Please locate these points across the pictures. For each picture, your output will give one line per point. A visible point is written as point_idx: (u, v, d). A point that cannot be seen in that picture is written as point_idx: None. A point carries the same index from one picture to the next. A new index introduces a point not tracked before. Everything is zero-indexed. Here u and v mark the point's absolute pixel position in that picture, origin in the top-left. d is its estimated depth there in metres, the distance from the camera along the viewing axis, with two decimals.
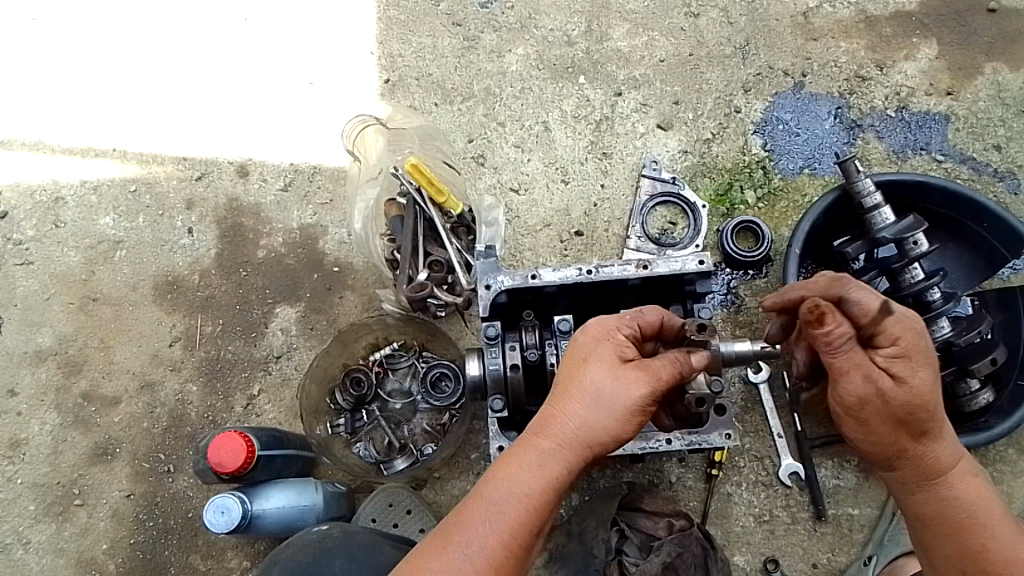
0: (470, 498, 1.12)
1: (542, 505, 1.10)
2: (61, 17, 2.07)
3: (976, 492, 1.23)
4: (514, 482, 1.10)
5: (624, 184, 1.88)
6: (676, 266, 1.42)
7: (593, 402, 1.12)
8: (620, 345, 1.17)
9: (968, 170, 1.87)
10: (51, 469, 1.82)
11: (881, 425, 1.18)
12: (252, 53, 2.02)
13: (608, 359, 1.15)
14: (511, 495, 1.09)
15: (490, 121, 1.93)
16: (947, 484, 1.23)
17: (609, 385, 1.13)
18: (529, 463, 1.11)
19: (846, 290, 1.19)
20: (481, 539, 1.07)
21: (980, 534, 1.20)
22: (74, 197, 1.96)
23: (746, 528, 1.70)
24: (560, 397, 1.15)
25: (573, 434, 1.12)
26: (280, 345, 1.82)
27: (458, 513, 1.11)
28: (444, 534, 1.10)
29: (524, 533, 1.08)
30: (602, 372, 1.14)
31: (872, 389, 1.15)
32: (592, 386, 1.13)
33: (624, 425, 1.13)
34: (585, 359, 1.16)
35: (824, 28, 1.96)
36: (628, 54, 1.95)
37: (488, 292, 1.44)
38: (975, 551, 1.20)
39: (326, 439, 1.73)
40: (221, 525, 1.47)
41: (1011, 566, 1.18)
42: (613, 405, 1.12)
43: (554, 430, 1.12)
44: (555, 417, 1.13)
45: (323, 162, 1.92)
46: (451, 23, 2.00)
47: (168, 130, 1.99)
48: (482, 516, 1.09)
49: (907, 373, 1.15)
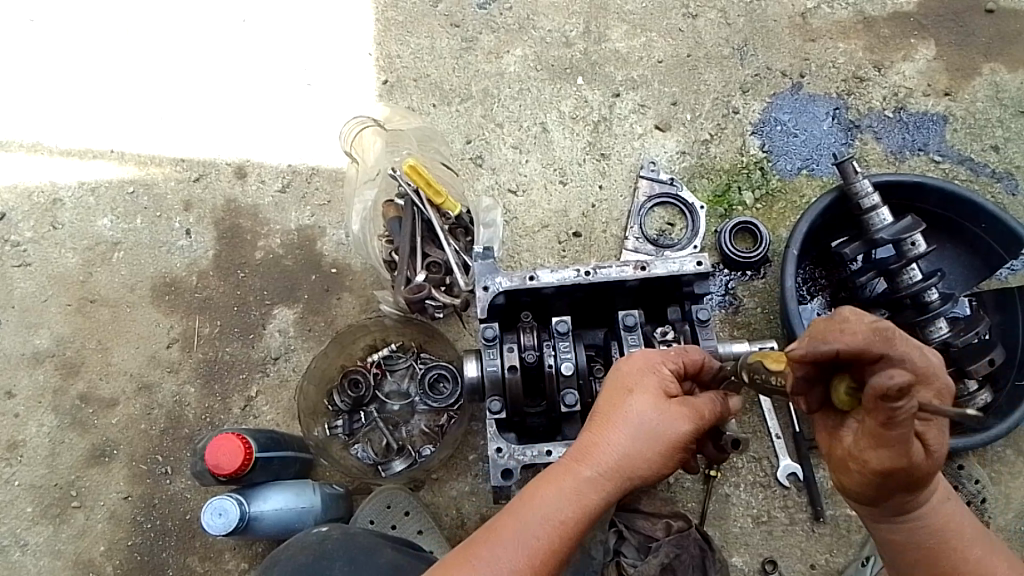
0: (501, 517, 1.11)
1: (574, 532, 1.09)
2: (58, 18, 2.07)
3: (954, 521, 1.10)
4: (548, 506, 1.09)
5: (622, 185, 1.88)
6: (674, 267, 1.42)
7: (637, 434, 1.11)
8: (665, 379, 1.16)
9: (966, 170, 1.87)
10: (48, 471, 1.82)
11: (890, 484, 0.96)
12: (250, 54, 2.02)
13: (653, 392, 1.14)
14: (547, 520, 1.08)
15: (488, 122, 1.93)
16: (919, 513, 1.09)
17: (654, 421, 1.12)
18: (565, 488, 1.11)
19: (900, 347, 0.83)
20: (512, 559, 1.06)
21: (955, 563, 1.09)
22: (72, 199, 1.95)
23: (744, 529, 1.70)
24: (602, 425, 1.14)
25: (613, 464, 1.11)
26: (278, 347, 1.82)
27: (489, 530, 1.10)
28: (472, 549, 1.08)
29: (554, 557, 1.08)
30: (647, 408, 1.12)
31: (901, 460, 0.90)
32: (637, 419, 1.12)
33: (665, 459, 1.12)
34: (631, 391, 1.14)
35: (822, 29, 1.96)
36: (626, 55, 1.95)
37: (485, 293, 1.44)
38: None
39: (323, 441, 1.73)
40: (219, 527, 1.46)
41: None
42: (657, 439, 1.11)
43: (596, 458, 1.12)
44: (597, 446, 1.12)
45: (321, 163, 1.92)
46: (450, 25, 2.00)
47: (166, 131, 1.99)
48: (515, 537, 1.07)
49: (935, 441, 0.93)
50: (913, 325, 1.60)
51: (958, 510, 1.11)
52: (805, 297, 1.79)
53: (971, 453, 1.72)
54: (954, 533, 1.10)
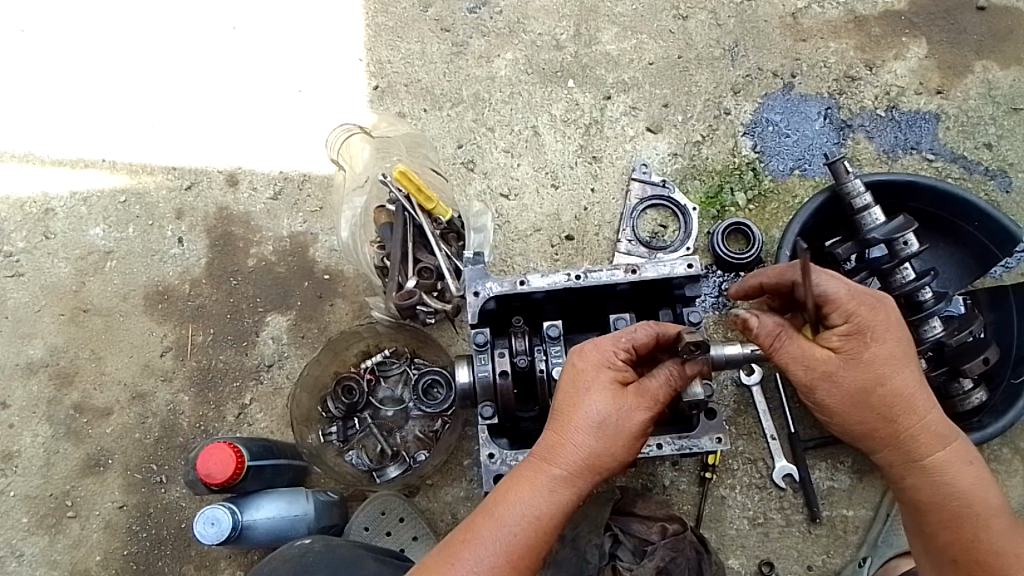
0: (477, 516, 1.12)
1: (551, 527, 1.12)
2: (49, 27, 2.07)
3: (972, 476, 1.24)
4: (520, 505, 1.11)
5: (614, 187, 1.88)
6: (665, 269, 1.42)
7: (598, 429, 1.13)
8: (618, 371, 1.17)
9: (959, 168, 1.86)
10: (43, 481, 1.82)
11: (851, 407, 1.18)
12: (241, 60, 2.02)
13: (608, 385, 1.14)
14: (521, 518, 1.10)
15: (479, 126, 1.93)
16: (935, 472, 1.24)
17: (613, 413, 1.13)
18: (535, 486, 1.12)
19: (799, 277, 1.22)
20: (488, 561, 1.07)
21: (973, 522, 1.22)
22: (64, 208, 1.95)
23: (740, 530, 1.69)
24: (562, 423, 1.14)
25: (580, 461, 1.12)
26: (271, 354, 1.82)
27: (465, 531, 1.11)
28: (451, 552, 1.09)
29: (532, 555, 1.10)
30: (603, 400, 1.13)
31: (820, 379, 1.16)
32: (595, 414, 1.13)
33: (629, 447, 1.14)
34: (587, 387, 1.15)
35: (813, 28, 1.95)
36: (617, 57, 1.95)
37: (476, 298, 1.44)
38: (973, 539, 1.21)
39: (317, 448, 1.73)
40: (211, 536, 1.47)
41: (1005, 558, 1.20)
42: (618, 432, 1.13)
43: (563, 455, 1.12)
44: (562, 444, 1.13)
45: (313, 169, 1.92)
46: (441, 29, 1.99)
47: (158, 139, 1.99)
48: (490, 539, 1.09)
49: (861, 352, 1.15)
50: (907, 324, 1.59)
51: (973, 464, 1.25)
52: None
53: None
54: (973, 491, 1.23)
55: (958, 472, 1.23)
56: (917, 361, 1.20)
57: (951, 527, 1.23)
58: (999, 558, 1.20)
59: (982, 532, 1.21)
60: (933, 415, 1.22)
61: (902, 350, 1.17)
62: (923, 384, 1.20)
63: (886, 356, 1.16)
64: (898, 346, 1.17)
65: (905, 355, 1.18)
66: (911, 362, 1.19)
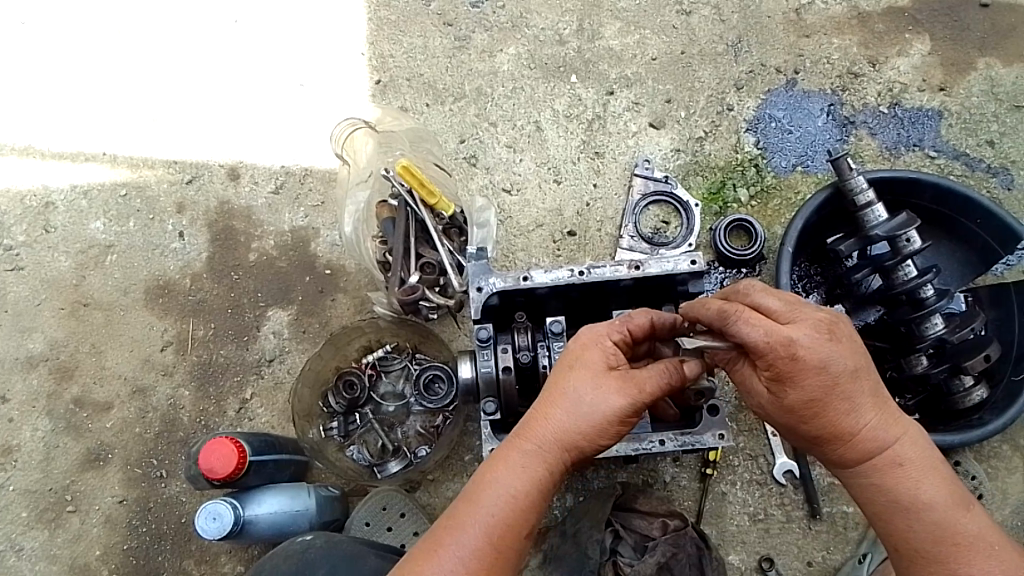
0: (461, 500, 1.12)
1: (529, 507, 1.10)
2: (49, 20, 2.06)
3: (911, 476, 1.10)
4: (500, 485, 1.11)
5: (617, 183, 1.87)
6: (667, 266, 1.41)
7: (573, 409, 1.12)
8: (607, 353, 1.16)
9: (962, 165, 1.86)
10: (43, 475, 1.81)
11: (780, 426, 1.12)
12: (243, 54, 2.01)
13: (594, 366, 1.14)
14: (498, 497, 1.10)
15: (481, 121, 1.92)
16: (871, 476, 1.11)
17: (592, 394, 1.12)
18: (513, 465, 1.12)
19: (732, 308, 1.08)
20: (466, 542, 1.07)
21: (906, 518, 1.09)
22: (65, 202, 1.95)
23: (741, 527, 1.69)
24: (545, 401, 1.15)
25: (554, 437, 1.12)
26: (272, 349, 1.81)
27: (448, 516, 1.11)
28: (434, 536, 1.10)
29: (512, 536, 1.09)
30: (583, 382, 1.13)
31: (761, 407, 1.12)
32: (575, 394, 1.13)
33: (605, 431, 1.12)
34: (571, 367, 1.15)
35: (817, 24, 1.95)
36: (620, 53, 1.94)
37: (479, 293, 1.43)
38: (906, 533, 1.09)
39: (318, 443, 1.72)
40: (213, 530, 1.46)
41: (941, 548, 1.07)
42: (594, 413, 1.12)
43: (539, 433, 1.13)
44: (540, 422, 1.13)
45: (315, 164, 1.91)
46: (443, 24, 1.99)
47: (159, 132, 1.98)
48: (469, 519, 1.09)
49: (783, 391, 1.06)
50: (908, 321, 1.59)
51: (914, 456, 1.10)
52: (801, 294, 1.78)
53: (968, 449, 1.71)
54: (912, 490, 1.09)
55: (895, 472, 1.10)
56: (850, 378, 1.05)
57: (884, 522, 1.11)
58: (936, 550, 1.07)
59: (917, 527, 1.09)
60: (866, 425, 1.08)
61: (827, 379, 1.04)
62: (859, 399, 1.07)
63: (806, 392, 1.05)
64: (823, 382, 1.04)
65: (832, 385, 1.04)
66: (841, 382, 1.05)
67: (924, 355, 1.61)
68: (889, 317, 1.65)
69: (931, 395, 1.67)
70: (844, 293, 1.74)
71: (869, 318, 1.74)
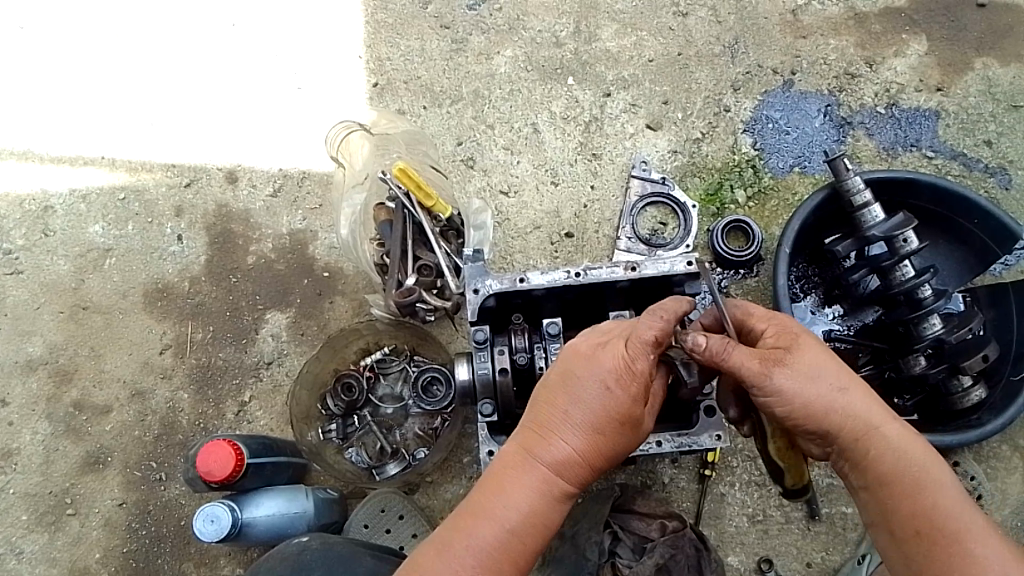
0: (485, 523, 1.11)
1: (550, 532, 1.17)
2: (48, 24, 2.07)
3: (923, 453, 1.15)
4: (533, 515, 1.13)
5: (614, 184, 1.87)
6: (665, 267, 1.42)
7: (616, 454, 1.17)
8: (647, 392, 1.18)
9: (959, 165, 1.86)
10: (42, 478, 1.82)
11: (800, 390, 1.14)
12: (241, 57, 2.01)
13: (638, 411, 1.16)
14: (531, 525, 1.12)
15: (479, 123, 1.92)
16: (888, 448, 1.14)
17: (633, 439, 1.18)
18: (550, 498, 1.14)
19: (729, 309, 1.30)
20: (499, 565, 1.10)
21: (927, 490, 1.11)
22: (63, 205, 1.95)
23: (740, 528, 1.69)
24: (591, 444, 1.15)
25: (590, 475, 1.17)
26: (271, 352, 1.82)
27: (465, 533, 1.11)
28: (457, 554, 1.10)
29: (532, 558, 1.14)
30: (629, 431, 1.16)
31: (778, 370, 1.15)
32: (620, 441, 1.16)
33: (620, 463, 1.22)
34: (621, 413, 1.15)
35: (813, 25, 1.95)
36: (617, 54, 1.95)
37: (476, 295, 1.43)
38: (925, 513, 1.10)
39: (317, 446, 1.73)
40: (211, 533, 1.47)
41: (958, 524, 1.08)
42: (626, 454, 1.19)
43: (579, 473, 1.16)
44: (584, 464, 1.15)
45: (311, 167, 1.92)
46: (440, 26, 1.99)
47: (157, 136, 1.99)
48: (502, 544, 1.11)
49: (793, 343, 1.18)
50: (907, 322, 1.59)
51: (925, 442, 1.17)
52: (798, 294, 1.80)
53: (966, 449, 1.71)
54: (925, 461, 1.14)
55: (911, 446, 1.15)
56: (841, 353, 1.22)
57: (905, 499, 1.12)
58: (953, 526, 1.08)
59: (937, 500, 1.10)
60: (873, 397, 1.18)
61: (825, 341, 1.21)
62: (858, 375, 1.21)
63: (815, 344, 1.19)
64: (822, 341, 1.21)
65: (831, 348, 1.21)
66: (830, 360, 1.17)
67: (923, 356, 1.60)
68: (886, 317, 1.65)
69: (929, 395, 1.67)
70: (841, 293, 1.76)
71: (865, 319, 1.76)
